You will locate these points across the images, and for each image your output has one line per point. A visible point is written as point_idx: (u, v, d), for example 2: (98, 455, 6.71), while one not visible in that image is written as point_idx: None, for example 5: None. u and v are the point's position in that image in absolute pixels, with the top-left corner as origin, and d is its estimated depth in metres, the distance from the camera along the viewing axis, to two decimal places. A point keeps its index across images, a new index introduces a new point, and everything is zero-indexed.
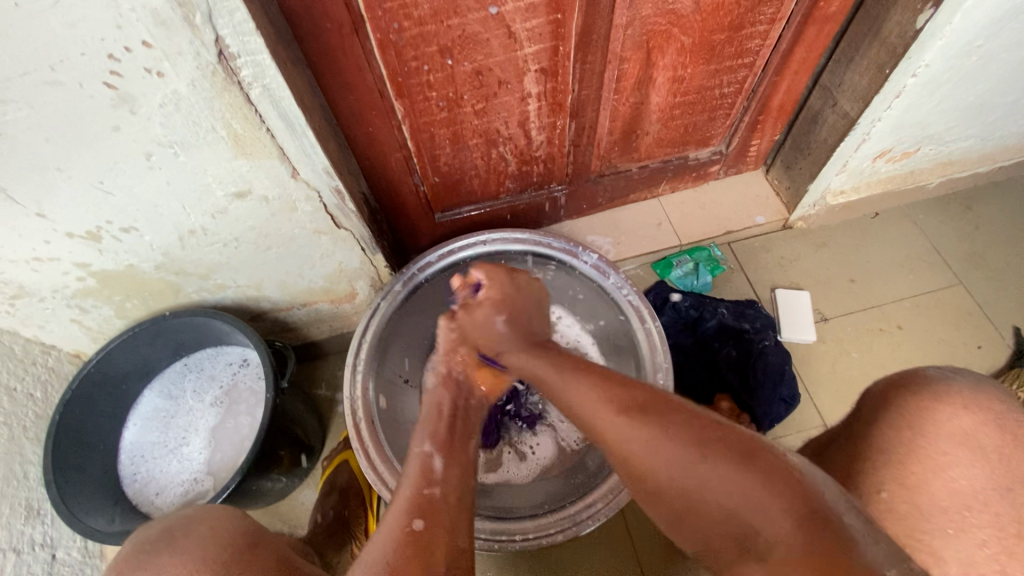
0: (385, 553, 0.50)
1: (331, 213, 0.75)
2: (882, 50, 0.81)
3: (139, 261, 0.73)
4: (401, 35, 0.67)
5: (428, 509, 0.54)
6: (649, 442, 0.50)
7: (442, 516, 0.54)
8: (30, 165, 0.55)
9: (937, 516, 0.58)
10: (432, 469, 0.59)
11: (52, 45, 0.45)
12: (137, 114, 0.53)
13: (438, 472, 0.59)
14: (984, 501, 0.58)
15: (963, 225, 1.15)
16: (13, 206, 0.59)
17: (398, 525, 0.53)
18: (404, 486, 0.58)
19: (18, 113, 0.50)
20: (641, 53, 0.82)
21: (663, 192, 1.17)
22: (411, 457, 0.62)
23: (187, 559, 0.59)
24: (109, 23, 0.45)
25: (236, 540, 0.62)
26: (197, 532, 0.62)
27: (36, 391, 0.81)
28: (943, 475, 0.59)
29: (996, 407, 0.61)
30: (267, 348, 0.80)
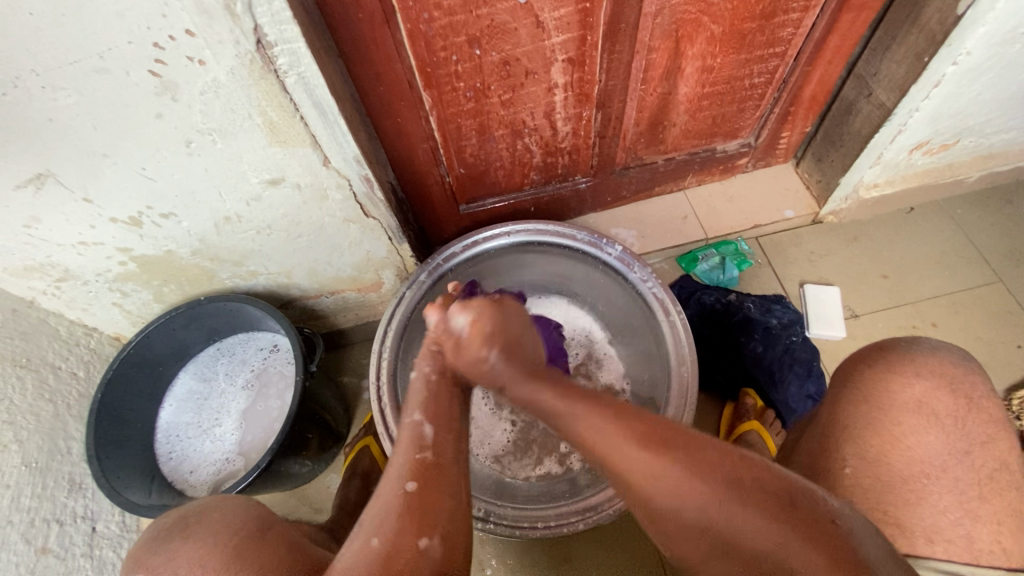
0: (387, 518, 0.51)
1: (360, 202, 0.77)
2: (921, 37, 0.79)
3: (177, 246, 0.75)
4: (430, 26, 0.68)
5: (427, 471, 0.53)
6: (706, 502, 0.47)
7: (441, 482, 0.53)
8: (80, 150, 0.58)
9: (899, 486, 0.57)
10: (423, 439, 0.55)
11: (100, 34, 0.48)
12: (179, 102, 0.55)
13: (429, 439, 0.56)
14: (941, 466, 0.57)
15: (1003, 220, 1.11)
16: (63, 191, 0.62)
17: (393, 490, 0.52)
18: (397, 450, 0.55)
19: (70, 101, 0.52)
20: (670, 42, 0.81)
21: (689, 185, 1.16)
22: (400, 427, 0.58)
23: (200, 545, 0.61)
24: (155, 13, 0.47)
25: (247, 525, 0.64)
26: (210, 518, 0.64)
27: (79, 370, 0.85)
28: (906, 447, 0.58)
29: (956, 371, 0.61)
30: (297, 332, 0.82)
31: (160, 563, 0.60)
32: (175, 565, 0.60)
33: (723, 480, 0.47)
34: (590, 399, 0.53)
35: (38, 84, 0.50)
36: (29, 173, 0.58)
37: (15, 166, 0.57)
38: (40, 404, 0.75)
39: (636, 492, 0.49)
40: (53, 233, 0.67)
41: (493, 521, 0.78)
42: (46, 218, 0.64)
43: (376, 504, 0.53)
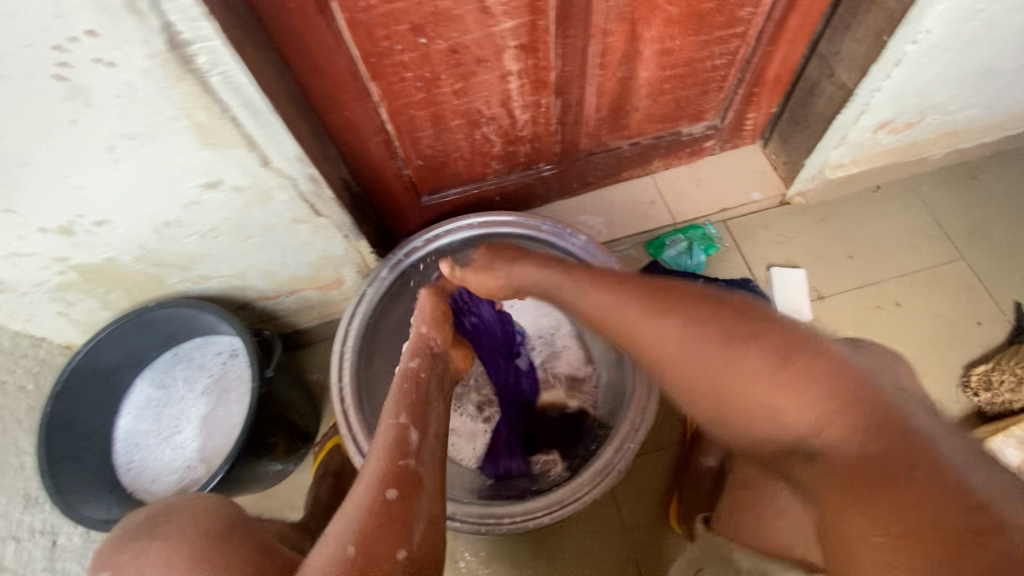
0: (355, 521, 0.52)
1: (308, 201, 0.74)
2: (880, 16, 0.77)
3: (117, 254, 0.72)
4: (369, 14, 0.65)
5: (403, 478, 0.56)
6: (724, 369, 0.51)
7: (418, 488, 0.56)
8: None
9: None
10: (408, 446, 0.59)
11: None
12: (92, 107, 0.52)
13: (410, 444, 0.59)
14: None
15: (967, 196, 1.11)
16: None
17: (371, 495, 0.54)
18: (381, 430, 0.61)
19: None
20: (626, 25, 0.78)
21: (656, 169, 1.14)
22: (383, 429, 0.61)
23: (167, 541, 0.61)
24: (50, 13, 0.43)
25: (214, 526, 0.63)
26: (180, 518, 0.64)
27: (27, 383, 0.82)
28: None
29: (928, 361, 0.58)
30: (252, 337, 0.80)
31: (126, 560, 0.61)
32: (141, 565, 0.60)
33: (749, 339, 0.51)
34: (666, 310, 0.56)
35: None
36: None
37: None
38: None
39: (661, 367, 0.57)
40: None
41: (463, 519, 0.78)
42: None
43: (345, 510, 0.54)
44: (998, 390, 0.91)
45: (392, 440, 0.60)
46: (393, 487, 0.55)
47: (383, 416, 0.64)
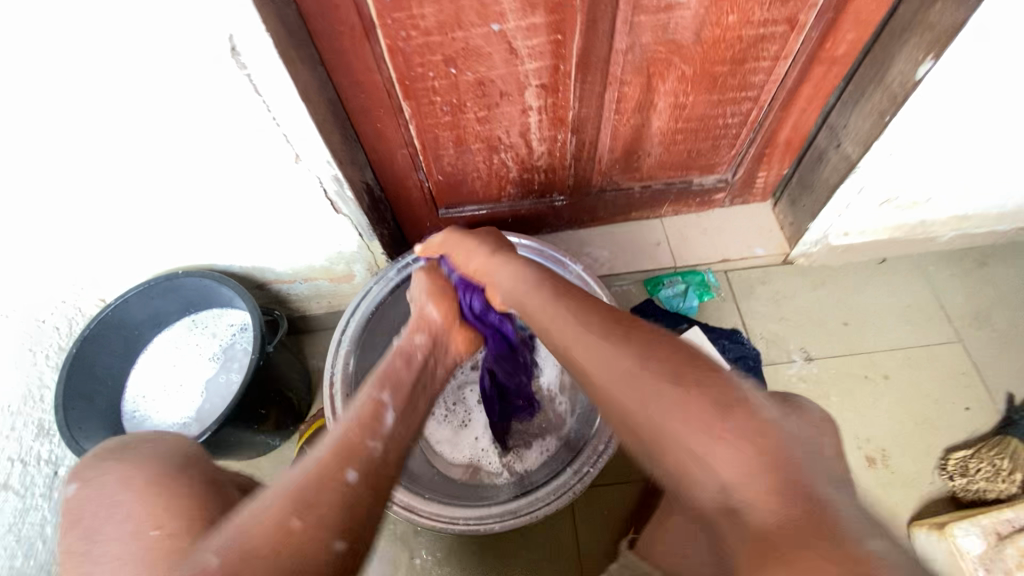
0: (305, 473, 0.52)
1: (330, 198, 0.82)
2: (884, 97, 0.81)
3: (160, 220, 0.81)
4: (408, 43, 0.74)
5: (373, 456, 0.57)
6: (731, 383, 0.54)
7: (382, 467, 0.57)
8: (77, 125, 0.65)
9: None
10: (382, 424, 0.62)
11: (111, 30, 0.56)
12: (163, 86, 0.62)
13: (384, 424, 0.62)
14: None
15: (973, 281, 1.12)
16: (53, 155, 0.68)
17: (340, 461, 0.54)
18: (335, 435, 0.59)
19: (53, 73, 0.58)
20: (641, 77, 0.84)
21: (665, 214, 1.19)
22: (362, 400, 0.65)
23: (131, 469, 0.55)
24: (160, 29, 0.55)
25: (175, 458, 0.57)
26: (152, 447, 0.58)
27: (63, 325, 0.90)
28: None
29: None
30: (260, 312, 0.87)
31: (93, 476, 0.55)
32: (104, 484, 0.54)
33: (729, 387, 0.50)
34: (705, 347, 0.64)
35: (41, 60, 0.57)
36: (23, 141, 0.66)
37: (35, 144, 0.66)
38: (20, 353, 0.81)
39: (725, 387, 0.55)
40: (46, 194, 0.73)
41: (394, 499, 0.81)
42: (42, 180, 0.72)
43: (309, 458, 0.55)
44: (973, 477, 0.91)
45: (343, 447, 0.56)
46: (322, 483, 0.51)
47: (338, 428, 0.60)
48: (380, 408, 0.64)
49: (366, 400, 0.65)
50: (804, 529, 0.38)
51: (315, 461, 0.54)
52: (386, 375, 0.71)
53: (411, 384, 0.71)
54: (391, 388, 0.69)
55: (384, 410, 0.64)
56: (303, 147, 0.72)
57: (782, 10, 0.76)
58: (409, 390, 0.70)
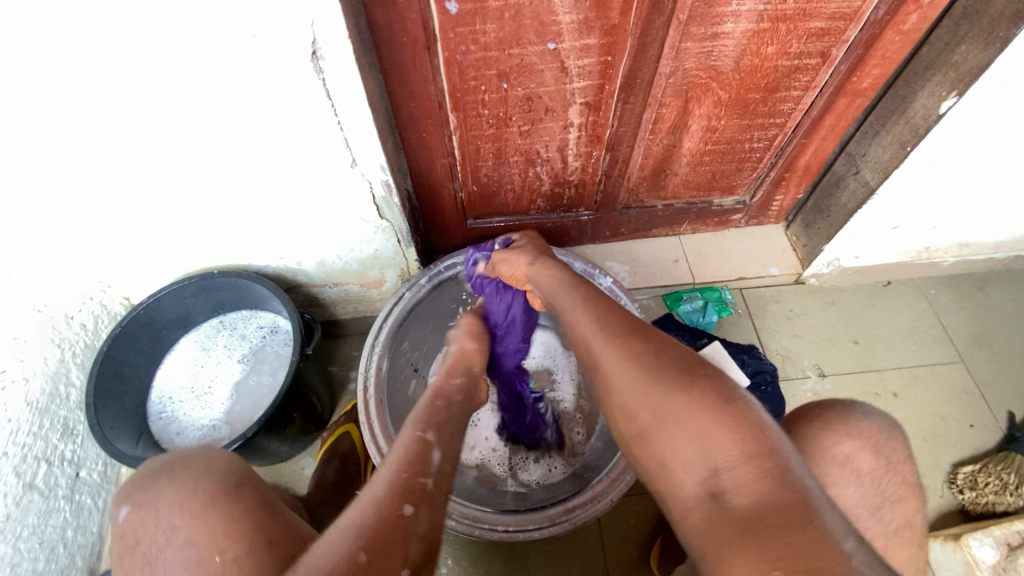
0: (354, 530, 0.48)
1: (378, 204, 0.83)
2: (906, 128, 0.87)
3: (203, 219, 0.81)
4: (466, 57, 0.76)
5: (422, 496, 0.53)
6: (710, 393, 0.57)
7: (433, 506, 0.53)
8: (163, 132, 0.67)
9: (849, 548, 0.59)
10: (429, 462, 0.57)
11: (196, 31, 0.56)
12: (236, 88, 0.62)
13: (431, 462, 0.57)
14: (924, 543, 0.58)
15: (970, 304, 1.18)
16: (124, 158, 0.69)
17: (388, 508, 0.51)
18: (388, 475, 0.55)
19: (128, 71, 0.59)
20: (680, 100, 0.88)
21: (684, 232, 1.23)
22: (404, 438, 0.61)
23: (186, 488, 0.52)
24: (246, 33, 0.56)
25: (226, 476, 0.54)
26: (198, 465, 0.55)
27: (88, 323, 0.88)
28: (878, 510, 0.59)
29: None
30: (298, 315, 0.87)
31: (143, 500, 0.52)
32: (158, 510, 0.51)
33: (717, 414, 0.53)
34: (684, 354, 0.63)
35: (118, 57, 0.57)
36: (109, 146, 0.67)
37: (93, 138, 0.66)
38: (49, 349, 0.79)
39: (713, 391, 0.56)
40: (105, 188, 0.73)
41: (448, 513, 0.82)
42: (93, 175, 0.71)
43: (355, 509, 0.51)
44: (982, 491, 0.95)
45: (398, 484, 0.53)
46: (375, 543, 0.47)
47: (381, 472, 0.55)
48: (424, 444, 0.59)
49: (412, 434, 0.61)
50: (763, 520, 0.44)
51: (374, 493, 0.52)
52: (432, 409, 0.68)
53: (447, 414, 0.67)
54: (431, 422, 0.64)
55: (430, 447, 0.59)
56: (361, 152, 0.73)
57: (817, 44, 0.81)
58: (449, 425, 0.65)
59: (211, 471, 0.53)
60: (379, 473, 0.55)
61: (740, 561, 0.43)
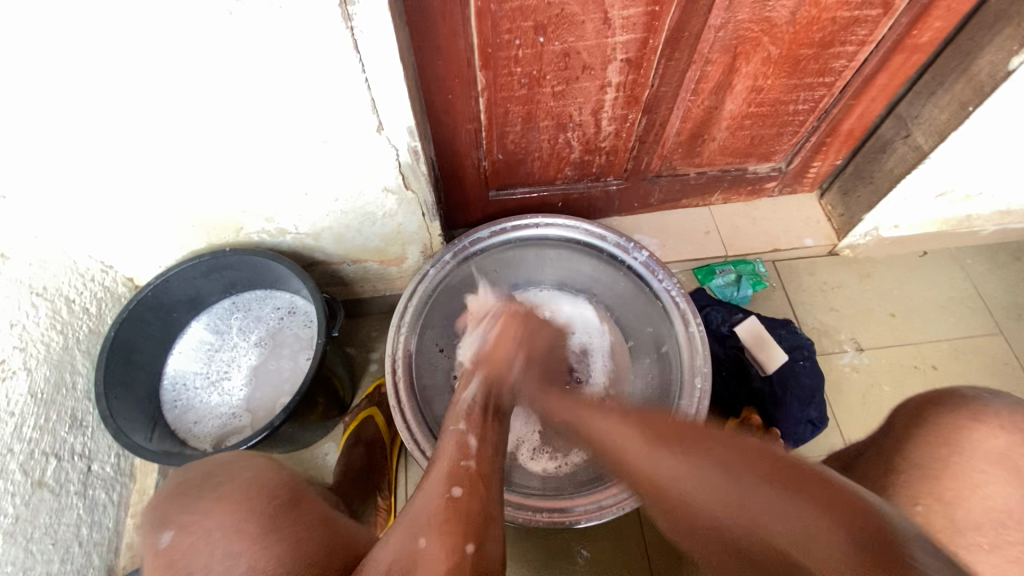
0: (425, 514, 0.51)
1: (403, 172, 0.76)
2: (968, 86, 0.81)
3: (212, 192, 0.74)
4: (501, 6, 0.69)
5: (470, 479, 0.55)
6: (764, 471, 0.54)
7: (482, 487, 0.55)
8: (166, 93, 0.59)
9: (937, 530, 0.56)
10: (468, 448, 0.59)
11: None
12: (248, 44, 0.55)
13: (472, 448, 0.59)
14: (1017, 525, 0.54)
15: (1010, 274, 1.14)
16: (124, 123, 0.62)
17: (438, 492, 0.53)
18: (441, 461, 0.58)
19: (130, 17, 0.51)
20: (727, 57, 0.82)
21: (715, 202, 1.17)
22: (446, 434, 0.62)
23: (233, 504, 0.51)
24: None
25: (280, 495, 0.54)
26: (242, 478, 0.55)
27: (91, 307, 0.82)
28: (977, 491, 0.55)
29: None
30: (320, 295, 0.80)
31: (189, 519, 0.51)
32: (207, 527, 0.50)
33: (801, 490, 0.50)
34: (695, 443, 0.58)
35: (114, 5, 0.50)
36: (107, 109, 0.60)
37: (88, 99, 0.59)
38: (51, 335, 0.73)
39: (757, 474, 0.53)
40: (108, 158, 0.66)
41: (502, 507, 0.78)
42: (90, 145, 0.64)
43: (415, 502, 0.53)
44: None
45: (446, 471, 0.56)
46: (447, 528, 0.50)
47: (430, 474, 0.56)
48: (459, 438, 0.61)
49: (450, 429, 0.63)
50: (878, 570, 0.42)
51: (430, 480, 0.55)
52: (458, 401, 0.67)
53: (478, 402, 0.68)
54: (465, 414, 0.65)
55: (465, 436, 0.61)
56: (388, 115, 0.66)
57: None
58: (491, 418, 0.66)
59: (259, 487, 0.54)
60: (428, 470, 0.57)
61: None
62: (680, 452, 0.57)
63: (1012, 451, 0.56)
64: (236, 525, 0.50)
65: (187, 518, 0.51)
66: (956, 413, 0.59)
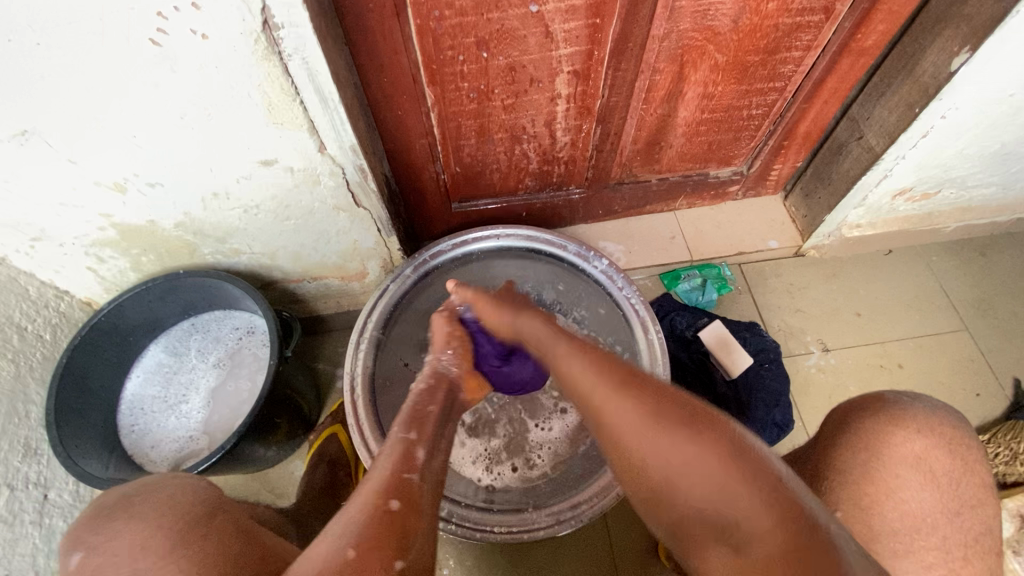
0: (353, 524, 0.50)
1: (352, 190, 0.76)
2: (914, 88, 0.82)
3: (160, 216, 0.74)
4: (440, 24, 0.69)
5: (406, 491, 0.54)
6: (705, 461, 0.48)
7: (420, 501, 0.55)
8: (99, 122, 0.59)
9: (880, 535, 0.56)
10: (413, 459, 0.58)
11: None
12: (177, 73, 0.55)
13: (417, 460, 0.58)
14: (940, 534, 0.56)
15: (974, 270, 1.15)
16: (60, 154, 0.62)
17: (374, 500, 0.53)
18: (379, 473, 0.56)
19: (50, 50, 0.51)
20: (674, 66, 0.82)
21: (679, 206, 1.17)
22: (390, 439, 0.61)
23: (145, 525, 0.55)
24: None
25: (195, 511, 0.58)
26: (158, 496, 0.58)
27: (46, 333, 0.82)
28: (892, 496, 0.57)
29: (956, 434, 0.59)
30: (274, 315, 0.80)
31: (100, 540, 0.55)
32: (115, 550, 0.54)
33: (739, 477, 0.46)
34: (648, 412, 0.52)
35: (34, 40, 0.50)
36: (39, 141, 0.60)
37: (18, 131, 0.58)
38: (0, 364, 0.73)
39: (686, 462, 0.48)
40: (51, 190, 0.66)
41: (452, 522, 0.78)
42: (26, 175, 0.63)
43: (346, 510, 0.52)
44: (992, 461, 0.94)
45: (382, 485, 0.54)
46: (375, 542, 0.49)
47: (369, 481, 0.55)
48: (408, 447, 0.59)
49: (398, 435, 0.62)
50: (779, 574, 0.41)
51: (366, 487, 0.54)
52: (413, 410, 0.67)
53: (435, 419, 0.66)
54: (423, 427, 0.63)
55: (414, 444, 0.60)
56: (330, 136, 0.66)
57: None
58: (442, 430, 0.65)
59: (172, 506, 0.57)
60: (367, 477, 0.56)
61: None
62: (640, 413, 0.52)
63: (930, 454, 0.58)
64: (148, 542, 0.54)
65: (101, 538, 0.55)
66: (875, 417, 0.60)
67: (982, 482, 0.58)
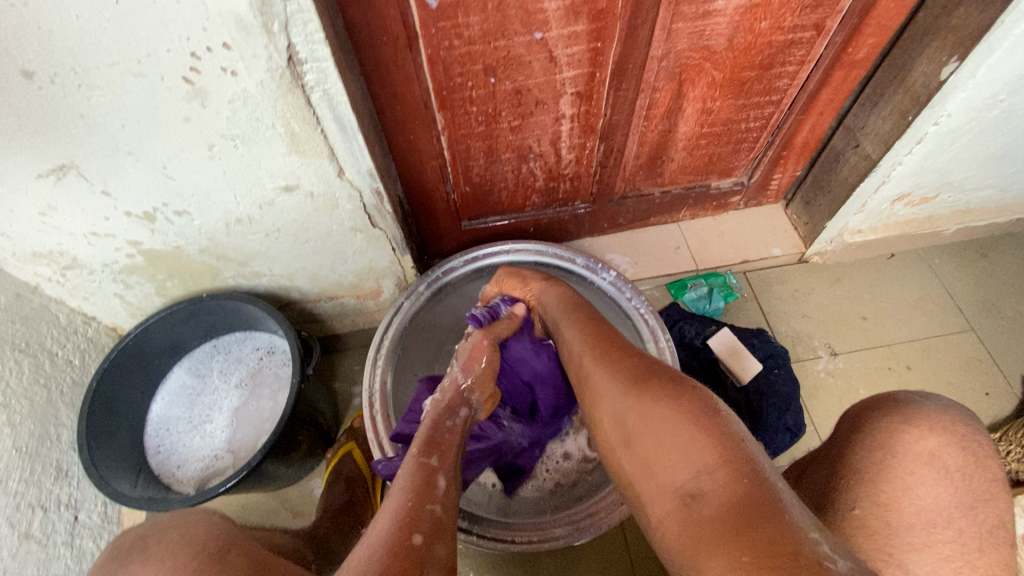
0: (378, 550, 0.50)
1: (369, 213, 0.79)
2: (906, 97, 0.85)
3: (186, 243, 0.77)
4: (450, 53, 0.73)
5: (432, 521, 0.54)
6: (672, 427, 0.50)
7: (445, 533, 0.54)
8: (134, 156, 0.63)
9: (896, 531, 0.57)
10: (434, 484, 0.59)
11: (143, 42, 0.51)
12: (207, 108, 0.59)
13: (437, 486, 0.60)
14: (960, 529, 0.57)
15: (976, 271, 1.17)
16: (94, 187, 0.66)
17: (398, 527, 0.52)
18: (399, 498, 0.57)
19: (91, 92, 0.55)
20: (673, 84, 0.86)
21: (683, 218, 1.20)
22: (411, 462, 0.63)
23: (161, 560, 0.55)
24: (202, 37, 0.52)
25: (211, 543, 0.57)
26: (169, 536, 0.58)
27: (74, 358, 0.84)
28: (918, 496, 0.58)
29: (962, 429, 0.61)
30: (295, 334, 0.82)
31: None
32: None
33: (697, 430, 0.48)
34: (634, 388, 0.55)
35: (75, 82, 0.54)
36: (77, 175, 0.63)
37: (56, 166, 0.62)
38: (34, 389, 0.76)
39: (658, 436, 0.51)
40: (84, 221, 0.70)
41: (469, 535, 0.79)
42: (62, 207, 0.67)
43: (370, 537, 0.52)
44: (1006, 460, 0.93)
45: (410, 515, 0.54)
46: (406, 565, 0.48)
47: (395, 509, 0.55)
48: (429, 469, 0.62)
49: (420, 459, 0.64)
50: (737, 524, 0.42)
51: (391, 513, 0.54)
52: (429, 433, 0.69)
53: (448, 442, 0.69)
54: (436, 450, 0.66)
55: (434, 472, 0.62)
56: (348, 162, 0.70)
57: (812, 16, 0.78)
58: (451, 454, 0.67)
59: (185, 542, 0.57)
60: (388, 501, 0.57)
61: (713, 562, 0.42)
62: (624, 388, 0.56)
63: (941, 450, 0.59)
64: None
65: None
66: (902, 422, 0.62)
67: (1001, 479, 0.59)
